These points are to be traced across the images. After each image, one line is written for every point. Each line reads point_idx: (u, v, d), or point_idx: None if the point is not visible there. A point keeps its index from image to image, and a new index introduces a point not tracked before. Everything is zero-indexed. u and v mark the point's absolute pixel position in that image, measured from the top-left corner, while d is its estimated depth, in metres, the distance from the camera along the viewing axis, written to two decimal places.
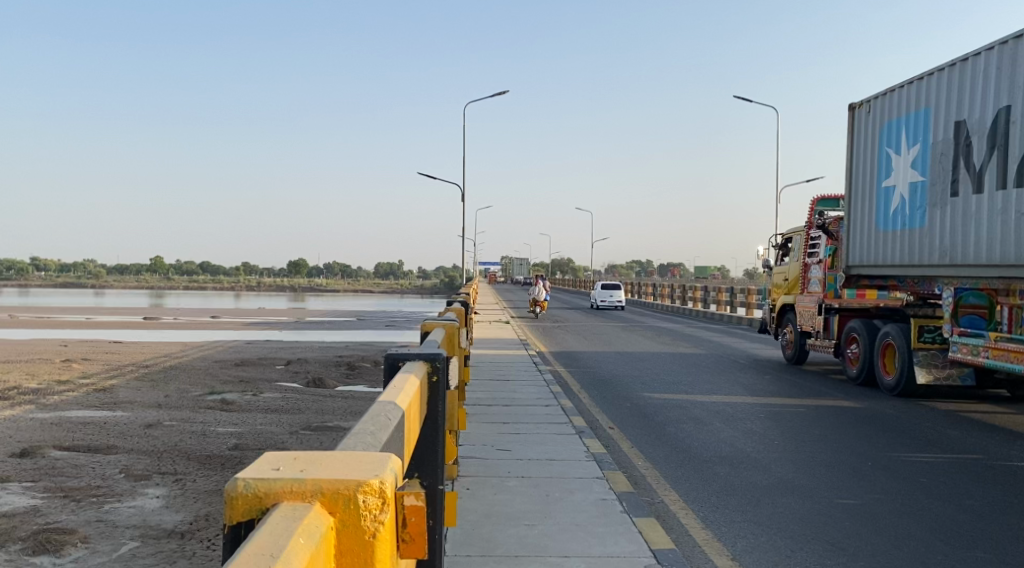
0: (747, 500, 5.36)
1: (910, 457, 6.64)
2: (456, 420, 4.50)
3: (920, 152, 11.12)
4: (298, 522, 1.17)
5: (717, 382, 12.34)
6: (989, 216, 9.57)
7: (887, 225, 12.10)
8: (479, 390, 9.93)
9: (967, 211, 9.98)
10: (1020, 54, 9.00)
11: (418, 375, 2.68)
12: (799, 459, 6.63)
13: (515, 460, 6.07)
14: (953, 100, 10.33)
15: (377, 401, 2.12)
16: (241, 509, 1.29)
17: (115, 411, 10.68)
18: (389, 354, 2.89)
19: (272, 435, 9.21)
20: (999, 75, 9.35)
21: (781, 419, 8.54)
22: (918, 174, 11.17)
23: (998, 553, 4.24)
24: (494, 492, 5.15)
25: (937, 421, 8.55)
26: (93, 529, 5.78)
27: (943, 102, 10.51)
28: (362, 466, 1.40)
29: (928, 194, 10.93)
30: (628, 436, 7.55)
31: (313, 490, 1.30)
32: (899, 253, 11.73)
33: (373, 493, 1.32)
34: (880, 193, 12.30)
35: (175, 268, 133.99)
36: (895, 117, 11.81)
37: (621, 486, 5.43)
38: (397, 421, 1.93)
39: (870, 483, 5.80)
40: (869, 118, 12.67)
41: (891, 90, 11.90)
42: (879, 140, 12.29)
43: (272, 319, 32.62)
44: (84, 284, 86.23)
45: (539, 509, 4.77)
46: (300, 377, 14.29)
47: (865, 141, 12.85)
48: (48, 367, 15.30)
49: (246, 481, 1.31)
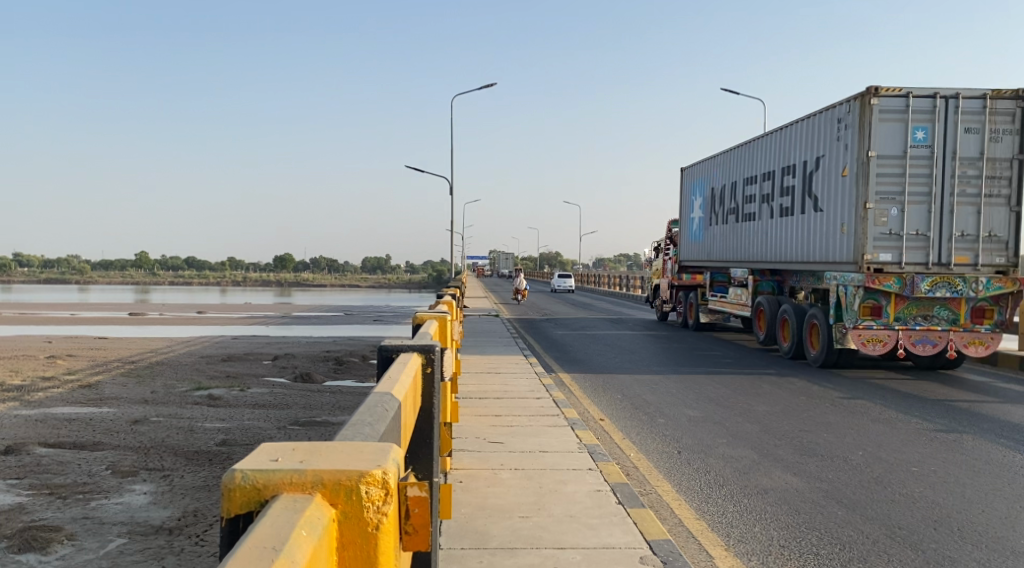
0: (739, 489, 5.40)
1: (902, 447, 6.65)
2: (450, 412, 4.51)
3: (702, 201, 20.64)
4: (300, 513, 1.17)
5: (707, 369, 12.35)
6: (726, 236, 18.60)
7: (691, 239, 21.62)
8: (470, 383, 9.96)
9: (717, 233, 19.27)
10: (735, 156, 18.12)
11: (412, 366, 2.66)
12: (788, 448, 6.67)
13: (508, 452, 6.10)
14: (716, 175, 19.51)
15: (375, 393, 2.10)
16: (238, 502, 1.27)
17: (100, 407, 10.61)
18: (381, 346, 2.86)
19: (260, 431, 9.18)
20: (729, 164, 18.46)
21: (771, 409, 8.57)
22: (700, 212, 20.77)
23: (983, 540, 4.29)
24: (487, 484, 5.15)
25: (925, 407, 8.60)
26: (78, 527, 5.72)
27: (713, 174, 19.73)
28: (365, 457, 1.38)
29: (702, 224, 20.55)
30: (617, 427, 7.57)
31: (313, 481, 1.28)
32: (694, 255, 21.21)
33: (376, 483, 1.31)
34: (688, 221, 21.90)
35: (160, 263, 132.98)
36: (697, 180, 21.27)
37: (615, 477, 5.42)
38: (394, 412, 1.92)
39: (862, 472, 5.83)
40: (688, 178, 22.12)
41: (696, 163, 21.21)
42: (690, 192, 21.78)
43: (258, 313, 32.36)
44: (68, 279, 85.55)
45: (534, 501, 4.77)
46: (288, 371, 14.26)
47: (686, 191, 22.33)
48: (33, 363, 15.20)
49: (243, 473, 1.29)
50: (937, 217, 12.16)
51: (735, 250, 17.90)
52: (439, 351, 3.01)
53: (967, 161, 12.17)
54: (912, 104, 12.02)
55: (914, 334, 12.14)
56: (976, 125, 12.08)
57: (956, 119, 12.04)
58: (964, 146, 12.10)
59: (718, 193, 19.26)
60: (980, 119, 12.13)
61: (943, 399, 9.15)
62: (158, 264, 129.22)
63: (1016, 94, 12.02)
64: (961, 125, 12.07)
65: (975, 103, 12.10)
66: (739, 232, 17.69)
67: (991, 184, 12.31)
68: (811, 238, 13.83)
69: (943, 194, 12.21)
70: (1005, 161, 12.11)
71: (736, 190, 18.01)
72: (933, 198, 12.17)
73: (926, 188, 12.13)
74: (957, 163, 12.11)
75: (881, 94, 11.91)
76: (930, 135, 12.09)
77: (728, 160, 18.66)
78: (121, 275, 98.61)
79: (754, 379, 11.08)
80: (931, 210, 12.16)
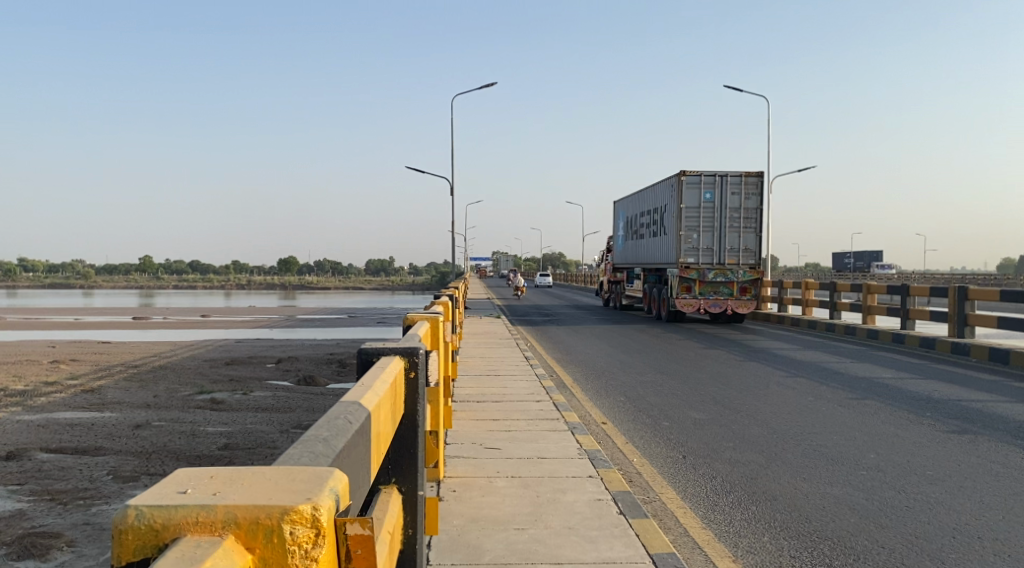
0: (748, 495, 5.33)
1: (918, 449, 6.56)
2: (439, 419, 4.45)
3: (623, 226, 30.27)
4: (200, 556, 1.10)
5: (709, 367, 12.21)
6: (636, 247, 27.58)
7: (619, 251, 31.10)
8: (469, 385, 9.88)
9: (631, 247, 28.61)
10: (637, 197, 27.46)
11: (392, 369, 2.56)
12: (802, 451, 6.57)
13: (505, 459, 6.01)
14: (630, 208, 28.79)
15: (342, 401, 1.99)
16: (132, 546, 1.19)
17: (103, 412, 10.56)
18: (362, 348, 2.78)
19: (262, 434, 9.14)
20: (635, 200, 27.66)
21: (779, 411, 8.44)
22: (623, 233, 30.20)
23: (1003, 548, 4.20)
24: (481, 494, 5.07)
25: (935, 408, 8.47)
26: (78, 534, 5.66)
27: (628, 207, 29.03)
28: (297, 486, 1.31)
29: (624, 241, 29.97)
30: (619, 431, 7.50)
31: (225, 519, 1.20)
32: (620, 261, 30.58)
33: (303, 522, 1.23)
34: (618, 240, 31.48)
35: (164, 267, 133.17)
36: (621, 212, 30.72)
37: (616, 484, 5.34)
38: (358, 424, 1.82)
39: (877, 475, 5.76)
40: (618, 210, 31.69)
41: (620, 201, 30.63)
42: (619, 220, 31.34)
43: (263, 317, 32.30)
44: (74, 284, 86.14)
45: (531, 512, 4.69)
46: (291, 375, 14.22)
47: (618, 220, 31.95)
48: (36, 368, 15.14)
49: (138, 510, 1.19)
50: (719, 239, 21.53)
51: (638, 259, 27.22)
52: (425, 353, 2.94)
53: (735, 209, 21.63)
54: (703, 179, 21.54)
55: (710, 302, 21.38)
56: (738, 190, 21.51)
57: (729, 186, 21.47)
58: (731, 201, 21.53)
59: (632, 219, 28.49)
60: (741, 186, 21.55)
61: (952, 399, 9.07)
62: (162, 268, 129.45)
63: (758, 174, 21.36)
64: (730, 190, 21.51)
65: (738, 178, 21.54)
66: (640, 247, 27.06)
67: (749, 221, 21.66)
68: (664, 252, 23.20)
69: (721, 226, 21.58)
70: (754, 210, 21.48)
71: (637, 219, 27.21)
72: (717, 228, 21.59)
73: (711, 222, 21.57)
74: (729, 210, 21.49)
75: (687, 174, 21.45)
76: (713, 195, 21.59)
77: (634, 198, 27.93)
78: (127, 280, 99.34)
79: (757, 377, 11.01)
80: (715, 235, 21.58)
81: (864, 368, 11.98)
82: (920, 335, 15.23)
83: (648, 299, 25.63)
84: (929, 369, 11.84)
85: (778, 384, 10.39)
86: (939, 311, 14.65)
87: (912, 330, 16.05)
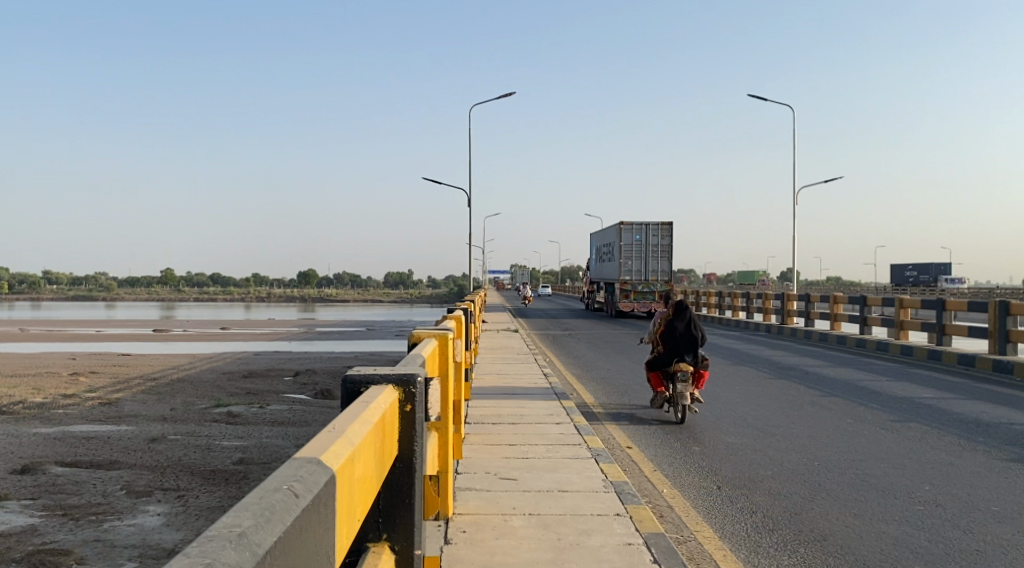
0: (794, 534, 5.11)
1: (981, 482, 6.25)
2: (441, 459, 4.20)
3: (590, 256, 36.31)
4: None
5: (745, 386, 11.91)
6: (602, 269, 31.40)
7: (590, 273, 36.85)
8: (485, 405, 9.73)
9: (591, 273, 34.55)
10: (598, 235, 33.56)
11: (378, 410, 2.25)
12: (850, 483, 6.33)
13: (522, 493, 5.84)
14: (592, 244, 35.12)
15: (295, 458, 1.60)
16: None
17: (118, 426, 10.47)
18: (348, 376, 2.59)
19: (278, 449, 9.01)
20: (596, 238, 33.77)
21: (822, 436, 8.14)
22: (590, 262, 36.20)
23: None
24: (495, 536, 4.88)
25: (988, 433, 8.14)
26: (89, 551, 5.57)
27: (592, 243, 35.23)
28: None
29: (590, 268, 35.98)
30: (645, 458, 7.32)
31: None
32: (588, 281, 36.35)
33: None
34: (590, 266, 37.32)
35: (186, 279, 135.08)
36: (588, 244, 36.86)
37: (647, 525, 5.12)
38: (304, 501, 1.36)
39: (934, 512, 5.51)
40: None
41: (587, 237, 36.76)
42: None
43: (282, 329, 32.52)
44: (96, 296, 87.77)
45: (551, 559, 4.49)
46: (308, 388, 14.14)
47: None
48: (55, 381, 15.18)
49: None
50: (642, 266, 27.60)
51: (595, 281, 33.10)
52: (423, 380, 2.76)
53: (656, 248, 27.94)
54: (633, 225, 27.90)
55: (640, 306, 27.39)
56: (659, 235, 27.88)
57: (653, 232, 27.84)
58: (654, 242, 27.82)
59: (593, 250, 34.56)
60: (661, 232, 27.90)
61: (1003, 422, 8.77)
62: (182, 280, 131.33)
63: (667, 225, 27.66)
64: (653, 234, 27.87)
65: (658, 226, 27.89)
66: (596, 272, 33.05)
67: (665, 258, 27.92)
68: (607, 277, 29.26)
69: (648, 257, 27.79)
70: (671, 247, 27.74)
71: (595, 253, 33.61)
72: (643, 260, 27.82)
73: (641, 255, 27.74)
74: (652, 248, 27.78)
75: (622, 221, 27.86)
76: (643, 236, 27.83)
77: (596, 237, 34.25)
78: (150, 291, 101.17)
79: (790, 397, 10.74)
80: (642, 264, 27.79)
81: (900, 387, 11.65)
82: (960, 351, 14.81)
83: (607, 302, 30.39)
84: (972, 388, 11.52)
85: (818, 405, 10.06)
86: (979, 328, 14.27)
87: (948, 347, 15.68)
